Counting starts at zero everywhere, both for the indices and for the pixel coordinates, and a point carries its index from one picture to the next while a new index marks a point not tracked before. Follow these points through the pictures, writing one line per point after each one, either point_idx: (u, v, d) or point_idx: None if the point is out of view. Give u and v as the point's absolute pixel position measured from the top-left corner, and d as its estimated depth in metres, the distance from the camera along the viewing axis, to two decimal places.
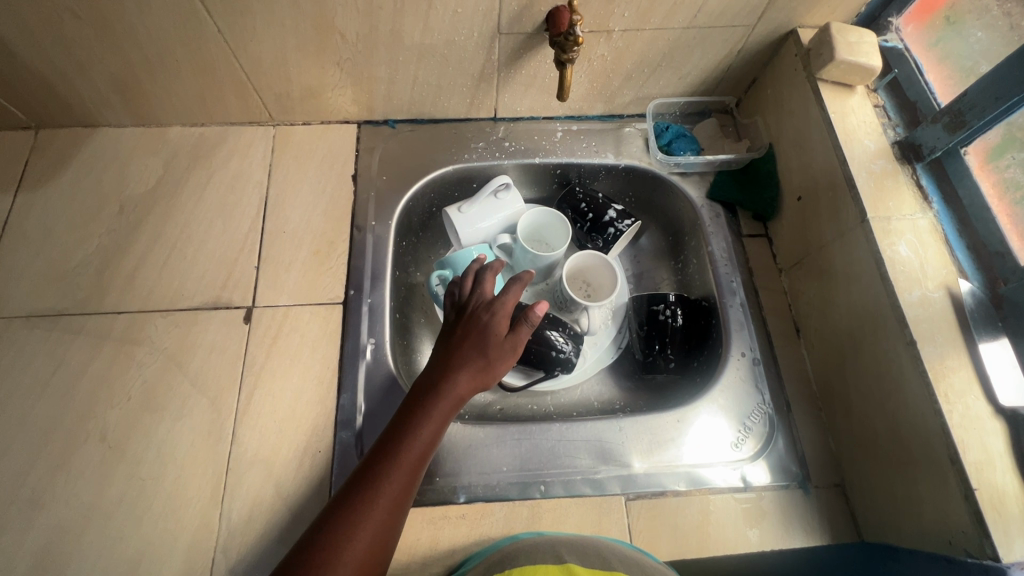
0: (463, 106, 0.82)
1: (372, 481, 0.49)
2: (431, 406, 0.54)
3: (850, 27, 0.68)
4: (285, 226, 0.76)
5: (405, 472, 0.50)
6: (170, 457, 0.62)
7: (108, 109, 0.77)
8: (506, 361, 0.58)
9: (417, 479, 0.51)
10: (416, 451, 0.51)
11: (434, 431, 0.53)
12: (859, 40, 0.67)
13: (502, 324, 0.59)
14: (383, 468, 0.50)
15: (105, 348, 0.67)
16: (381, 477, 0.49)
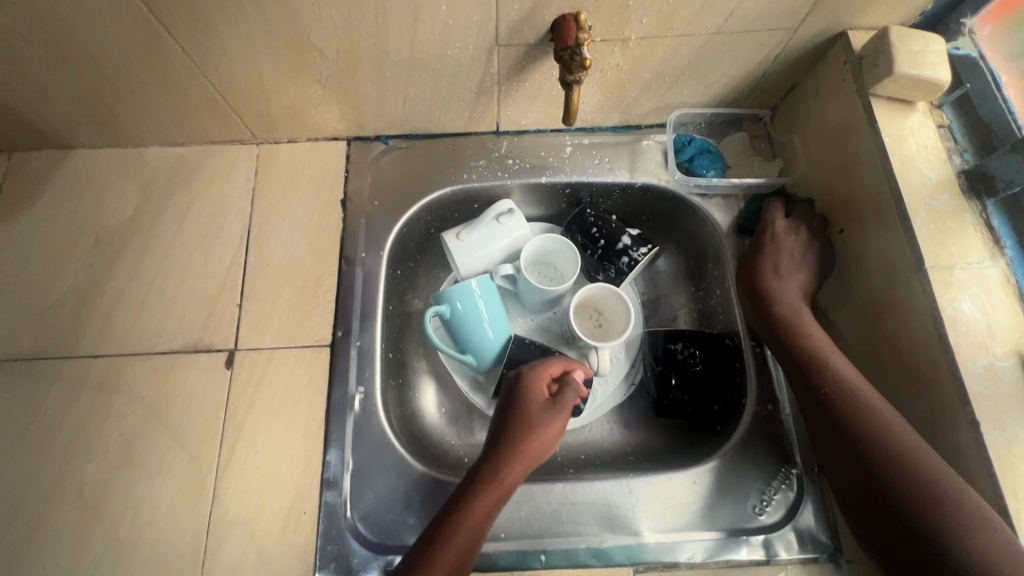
0: (462, 120, 0.73)
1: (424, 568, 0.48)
2: (480, 488, 0.54)
3: (912, 31, 0.58)
4: (269, 258, 0.70)
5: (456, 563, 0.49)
6: (150, 516, 0.59)
7: (80, 132, 0.71)
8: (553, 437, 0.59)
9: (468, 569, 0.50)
10: (471, 525, 0.51)
11: (484, 517, 0.52)
12: (924, 48, 0.56)
13: (543, 390, 0.61)
14: (432, 549, 0.50)
15: (82, 396, 0.64)
16: (430, 558, 0.49)
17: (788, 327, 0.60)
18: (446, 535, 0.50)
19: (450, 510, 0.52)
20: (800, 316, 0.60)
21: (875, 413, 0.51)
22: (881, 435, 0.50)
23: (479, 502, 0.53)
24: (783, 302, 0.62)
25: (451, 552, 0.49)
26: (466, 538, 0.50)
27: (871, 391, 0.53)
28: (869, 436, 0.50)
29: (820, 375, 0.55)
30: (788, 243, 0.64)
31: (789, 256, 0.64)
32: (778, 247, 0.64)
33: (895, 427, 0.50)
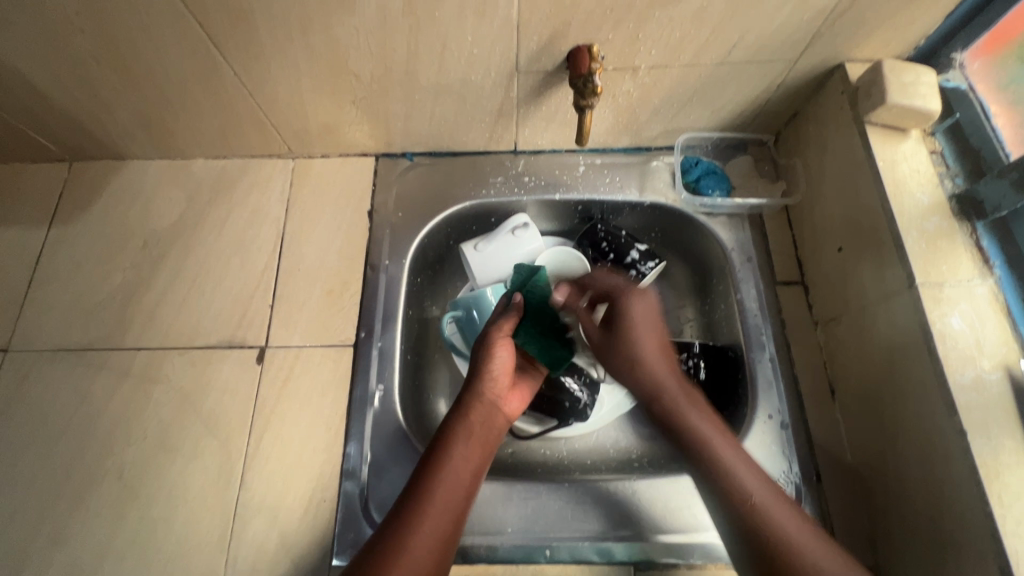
0: (482, 139, 0.79)
1: (426, 504, 0.52)
2: (458, 422, 0.59)
3: (906, 64, 0.62)
4: (300, 263, 0.76)
5: (458, 492, 0.55)
6: (183, 498, 0.63)
7: (135, 145, 0.78)
8: (509, 394, 0.64)
9: (461, 517, 0.54)
10: (462, 437, 0.58)
11: (469, 430, 0.59)
12: (916, 80, 0.60)
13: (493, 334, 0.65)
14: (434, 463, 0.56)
15: (126, 384, 0.69)
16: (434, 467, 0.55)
17: (687, 432, 0.61)
18: (439, 461, 0.56)
19: (428, 466, 0.56)
20: (684, 405, 0.63)
21: (773, 517, 0.53)
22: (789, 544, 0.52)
23: (461, 435, 0.58)
24: (676, 399, 0.64)
25: (436, 508, 0.53)
26: (452, 492, 0.54)
27: (767, 493, 0.55)
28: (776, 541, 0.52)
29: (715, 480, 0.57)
30: (643, 304, 0.68)
31: (644, 321, 0.67)
32: (620, 323, 0.66)
33: (792, 530, 0.53)
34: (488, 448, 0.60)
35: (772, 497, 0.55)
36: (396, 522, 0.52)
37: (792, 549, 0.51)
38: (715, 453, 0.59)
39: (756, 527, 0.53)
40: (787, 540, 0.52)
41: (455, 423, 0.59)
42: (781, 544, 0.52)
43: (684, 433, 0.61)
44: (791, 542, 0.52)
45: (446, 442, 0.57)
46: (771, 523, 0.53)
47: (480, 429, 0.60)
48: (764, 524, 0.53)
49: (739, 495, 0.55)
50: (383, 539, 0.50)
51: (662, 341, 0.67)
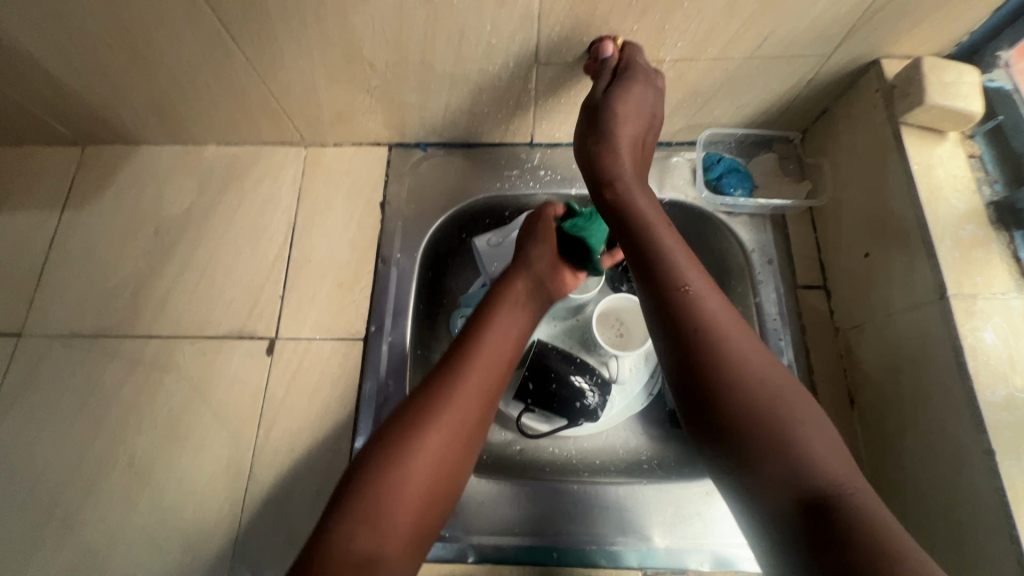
0: (498, 131, 0.77)
1: (454, 371, 0.53)
2: (505, 297, 0.61)
3: (947, 62, 0.59)
4: (312, 254, 0.75)
5: (494, 362, 0.55)
6: (191, 487, 0.64)
7: (147, 130, 0.77)
8: (558, 274, 0.67)
9: (472, 439, 0.51)
10: (503, 314, 0.59)
11: (512, 310, 0.61)
12: (957, 80, 0.57)
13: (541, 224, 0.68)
14: (469, 338, 0.57)
15: (137, 372, 0.69)
16: (471, 341, 0.56)
17: (656, 253, 0.52)
18: (479, 335, 0.57)
19: (441, 378, 0.52)
20: (663, 231, 0.54)
21: (765, 379, 0.46)
22: (787, 434, 0.43)
23: (505, 310, 0.60)
24: (654, 221, 0.55)
25: (471, 376, 0.53)
26: (461, 410, 0.51)
27: (770, 366, 0.47)
28: (768, 444, 0.43)
29: (692, 318, 0.48)
30: (640, 91, 0.58)
31: (630, 117, 0.59)
32: (615, 113, 0.59)
33: (804, 431, 0.43)
34: (514, 355, 0.58)
35: (769, 363, 0.47)
36: (392, 432, 0.49)
37: (793, 441, 0.43)
38: (700, 289, 0.50)
39: (737, 409, 0.45)
40: (785, 415, 0.44)
41: (478, 338, 0.56)
42: (773, 424, 0.44)
43: (651, 247, 0.53)
44: (788, 423, 0.44)
45: (469, 355, 0.54)
46: (764, 406, 0.44)
47: (511, 341, 0.58)
48: (753, 379, 0.46)
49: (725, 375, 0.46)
50: (375, 449, 0.48)
51: (637, 141, 0.60)
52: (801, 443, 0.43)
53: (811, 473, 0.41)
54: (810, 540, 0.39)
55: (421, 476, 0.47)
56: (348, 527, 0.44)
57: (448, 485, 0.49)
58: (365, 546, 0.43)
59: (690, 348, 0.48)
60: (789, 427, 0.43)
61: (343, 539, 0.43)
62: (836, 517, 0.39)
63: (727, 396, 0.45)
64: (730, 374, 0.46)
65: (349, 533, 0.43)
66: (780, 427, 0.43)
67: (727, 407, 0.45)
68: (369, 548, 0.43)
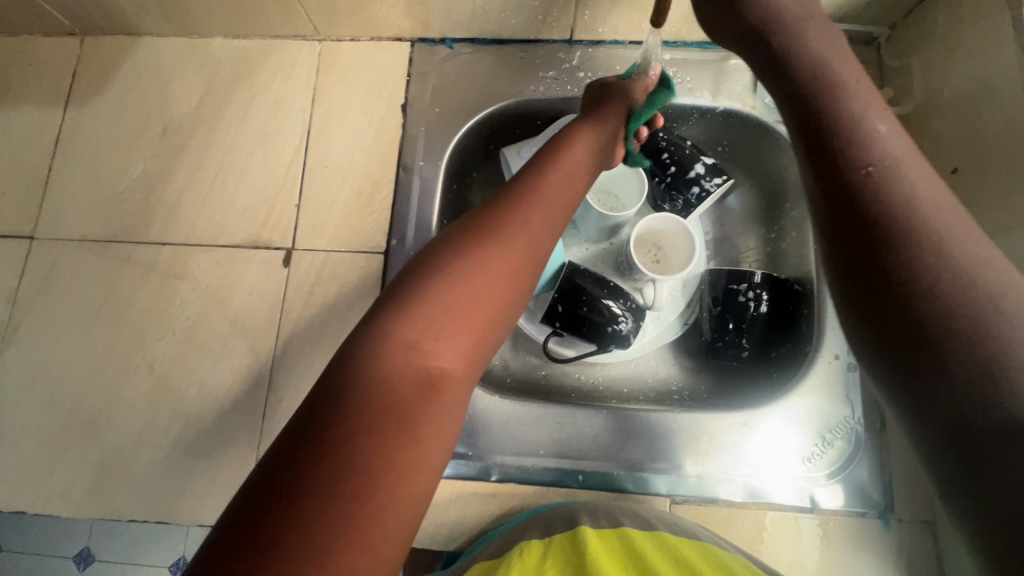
0: (535, 23, 0.67)
1: (531, 190, 0.46)
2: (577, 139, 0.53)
3: None
4: (328, 161, 0.69)
5: (564, 193, 0.48)
6: (213, 396, 0.63)
7: (147, 17, 0.70)
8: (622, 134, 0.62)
9: (531, 272, 0.44)
10: (576, 149, 0.52)
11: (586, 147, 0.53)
12: None
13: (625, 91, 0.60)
14: (540, 164, 0.49)
15: (152, 280, 0.66)
16: (544, 166, 0.49)
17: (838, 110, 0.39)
18: (551, 163, 0.50)
19: (516, 192, 0.46)
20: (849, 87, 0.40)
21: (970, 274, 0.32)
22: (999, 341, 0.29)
23: (578, 146, 0.53)
24: (838, 78, 0.41)
25: (543, 200, 0.46)
26: (534, 231, 0.44)
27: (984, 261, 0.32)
28: (966, 344, 0.30)
29: (873, 193, 0.35)
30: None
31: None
32: None
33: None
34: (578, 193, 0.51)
35: (989, 255, 0.33)
36: (458, 243, 0.42)
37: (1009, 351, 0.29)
38: (890, 165, 0.36)
39: (934, 302, 0.31)
40: (993, 311, 0.30)
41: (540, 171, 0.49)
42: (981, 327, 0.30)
43: (829, 111, 0.39)
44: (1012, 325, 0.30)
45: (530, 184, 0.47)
46: (960, 301, 0.31)
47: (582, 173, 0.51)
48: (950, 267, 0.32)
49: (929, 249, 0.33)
50: (429, 262, 0.41)
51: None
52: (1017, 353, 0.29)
53: (1016, 389, 0.28)
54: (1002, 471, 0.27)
55: (477, 296, 0.39)
56: (404, 341, 0.37)
57: (503, 318, 0.42)
58: (431, 359, 0.37)
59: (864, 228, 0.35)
60: (995, 333, 0.29)
61: (409, 346, 0.36)
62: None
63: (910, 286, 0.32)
64: (922, 253, 0.33)
65: (416, 341, 0.37)
66: (987, 325, 0.30)
67: (907, 298, 0.32)
68: (434, 361, 0.37)
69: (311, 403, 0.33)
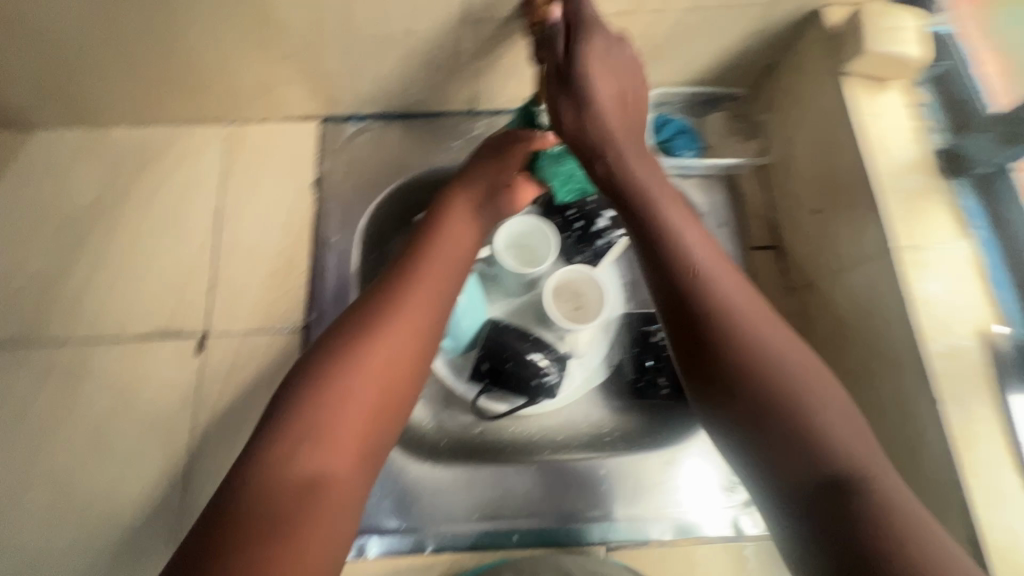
0: (437, 99, 0.72)
1: (411, 275, 0.48)
2: (456, 216, 0.56)
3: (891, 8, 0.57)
4: (240, 242, 0.69)
5: (450, 270, 0.51)
6: (123, 501, 0.59)
7: (40, 112, 0.69)
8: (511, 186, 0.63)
9: (421, 353, 0.46)
10: (455, 224, 0.55)
11: (470, 222, 0.56)
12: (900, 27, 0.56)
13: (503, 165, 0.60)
14: (422, 245, 0.52)
15: (51, 383, 0.63)
16: (426, 247, 0.51)
17: (642, 204, 0.45)
18: (433, 242, 0.52)
19: (398, 278, 0.48)
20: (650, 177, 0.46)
21: (784, 360, 0.41)
22: (808, 421, 0.38)
23: (456, 222, 0.55)
24: (639, 174, 0.46)
25: (425, 282, 0.48)
26: (415, 315, 0.46)
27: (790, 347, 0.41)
28: (784, 424, 0.39)
29: (702, 300, 0.42)
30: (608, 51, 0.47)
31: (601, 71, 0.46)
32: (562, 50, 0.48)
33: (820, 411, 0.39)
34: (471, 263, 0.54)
35: (784, 336, 0.42)
36: (339, 341, 0.44)
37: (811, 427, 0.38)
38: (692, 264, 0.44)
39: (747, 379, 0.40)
40: (802, 388, 0.39)
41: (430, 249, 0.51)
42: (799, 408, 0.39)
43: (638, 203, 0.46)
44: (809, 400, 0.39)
45: (418, 267, 0.49)
46: (780, 388, 0.39)
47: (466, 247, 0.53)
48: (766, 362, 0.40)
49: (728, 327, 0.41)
50: (311, 363, 0.43)
51: (619, 91, 0.46)
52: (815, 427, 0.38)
53: (819, 447, 0.38)
54: (821, 518, 0.36)
55: (361, 391, 0.42)
56: (285, 453, 0.39)
57: (400, 403, 0.44)
58: (312, 465, 0.39)
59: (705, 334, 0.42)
60: (807, 412, 0.39)
61: (290, 456, 0.39)
62: (855, 498, 0.36)
63: (744, 378, 0.40)
64: (737, 341, 0.41)
65: (295, 451, 0.39)
66: (804, 409, 0.39)
67: (744, 388, 0.40)
68: (315, 466, 0.39)
69: (205, 525, 0.36)
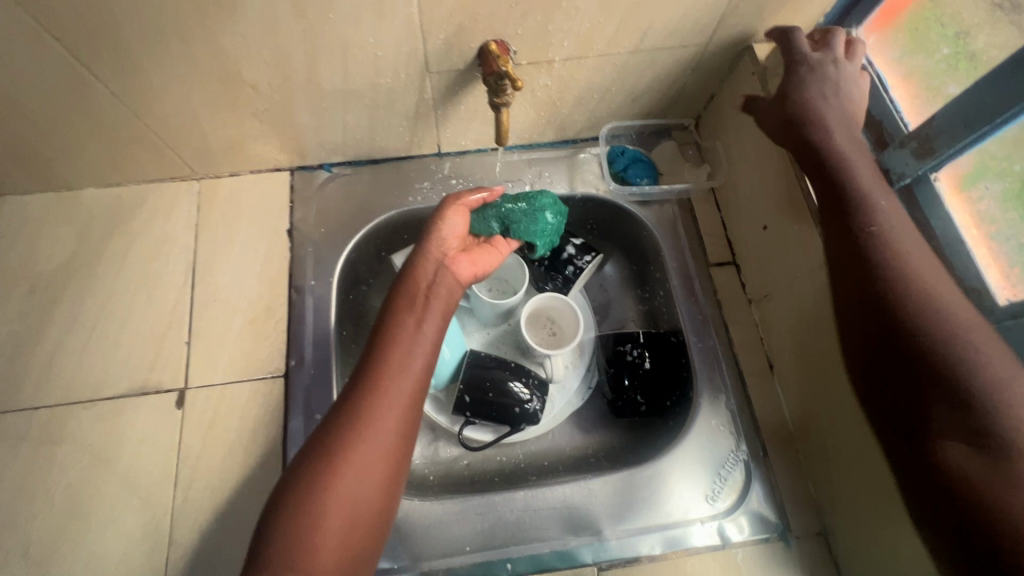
0: (403, 144, 0.75)
1: (371, 382, 0.48)
2: (410, 303, 0.55)
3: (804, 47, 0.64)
4: (216, 293, 0.70)
5: (410, 369, 0.50)
6: (104, 568, 0.57)
7: (8, 179, 0.69)
8: (458, 256, 0.62)
9: (389, 460, 0.46)
10: (413, 315, 0.54)
11: (429, 308, 0.56)
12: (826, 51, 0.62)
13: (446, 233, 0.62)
14: (381, 345, 0.52)
15: (23, 452, 0.61)
16: (384, 347, 0.51)
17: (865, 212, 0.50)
18: (392, 340, 0.52)
19: (359, 387, 0.48)
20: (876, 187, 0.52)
21: (960, 332, 0.42)
22: (967, 381, 0.40)
23: (411, 313, 0.54)
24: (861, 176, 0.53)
25: (385, 389, 0.48)
26: (378, 426, 0.47)
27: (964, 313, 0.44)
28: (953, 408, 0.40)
29: (914, 283, 0.46)
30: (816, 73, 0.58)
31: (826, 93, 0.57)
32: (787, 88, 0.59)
33: (989, 366, 0.40)
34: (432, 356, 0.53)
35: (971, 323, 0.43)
36: (308, 464, 0.45)
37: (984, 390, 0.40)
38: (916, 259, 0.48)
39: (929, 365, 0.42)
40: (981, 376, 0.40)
41: (384, 353, 0.51)
42: (961, 375, 0.40)
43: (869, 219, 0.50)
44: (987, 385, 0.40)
45: (376, 376, 0.49)
46: (957, 371, 0.41)
47: (427, 339, 0.53)
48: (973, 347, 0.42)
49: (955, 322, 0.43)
50: (287, 487, 0.44)
51: (845, 114, 0.57)
52: (1000, 387, 0.39)
53: (997, 419, 0.38)
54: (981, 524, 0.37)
55: (336, 512, 0.43)
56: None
57: (374, 512, 0.45)
58: None
59: (880, 320, 0.45)
60: (972, 391, 0.40)
61: None
62: (1018, 464, 0.37)
63: (908, 359, 0.43)
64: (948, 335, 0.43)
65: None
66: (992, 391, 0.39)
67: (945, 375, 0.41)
68: None
69: None
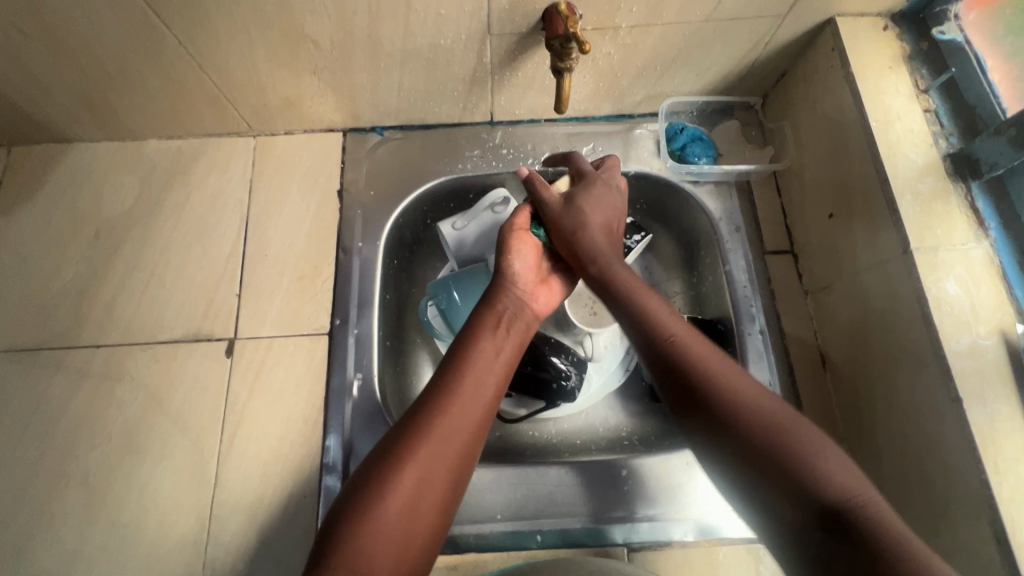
0: (456, 110, 0.74)
1: (448, 391, 0.49)
2: (487, 328, 0.55)
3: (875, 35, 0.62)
4: (268, 248, 0.71)
5: (483, 388, 0.50)
6: (154, 500, 0.60)
7: (78, 125, 0.72)
8: (538, 288, 0.61)
9: (456, 474, 0.46)
10: (492, 341, 0.54)
11: (507, 334, 0.56)
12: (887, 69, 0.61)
13: (522, 267, 0.60)
14: (457, 361, 0.52)
15: (86, 386, 0.65)
16: (459, 363, 0.52)
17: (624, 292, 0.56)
18: (467, 357, 0.52)
19: (434, 397, 0.49)
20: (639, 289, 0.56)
21: (750, 408, 0.46)
22: (800, 460, 0.42)
23: (488, 339, 0.54)
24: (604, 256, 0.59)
25: (461, 404, 0.49)
26: (448, 437, 0.46)
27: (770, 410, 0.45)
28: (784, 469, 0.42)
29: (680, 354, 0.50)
30: (602, 191, 0.63)
31: (598, 207, 0.62)
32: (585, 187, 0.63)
33: (824, 463, 0.42)
34: (503, 383, 0.53)
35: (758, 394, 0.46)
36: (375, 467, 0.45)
37: (815, 474, 0.41)
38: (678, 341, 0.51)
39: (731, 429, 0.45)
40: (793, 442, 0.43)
41: (453, 383, 0.50)
42: (801, 461, 0.42)
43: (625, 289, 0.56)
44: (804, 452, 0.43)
45: (451, 392, 0.49)
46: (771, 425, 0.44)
47: (500, 363, 0.53)
48: (748, 411, 0.45)
49: (679, 356, 0.50)
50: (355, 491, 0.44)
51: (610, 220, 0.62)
52: (823, 466, 0.42)
53: (832, 493, 0.40)
54: None
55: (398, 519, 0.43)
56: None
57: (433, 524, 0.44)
58: None
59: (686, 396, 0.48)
60: (806, 457, 0.42)
61: None
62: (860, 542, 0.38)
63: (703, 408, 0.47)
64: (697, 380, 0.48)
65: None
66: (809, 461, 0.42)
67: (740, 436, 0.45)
68: None
69: None
